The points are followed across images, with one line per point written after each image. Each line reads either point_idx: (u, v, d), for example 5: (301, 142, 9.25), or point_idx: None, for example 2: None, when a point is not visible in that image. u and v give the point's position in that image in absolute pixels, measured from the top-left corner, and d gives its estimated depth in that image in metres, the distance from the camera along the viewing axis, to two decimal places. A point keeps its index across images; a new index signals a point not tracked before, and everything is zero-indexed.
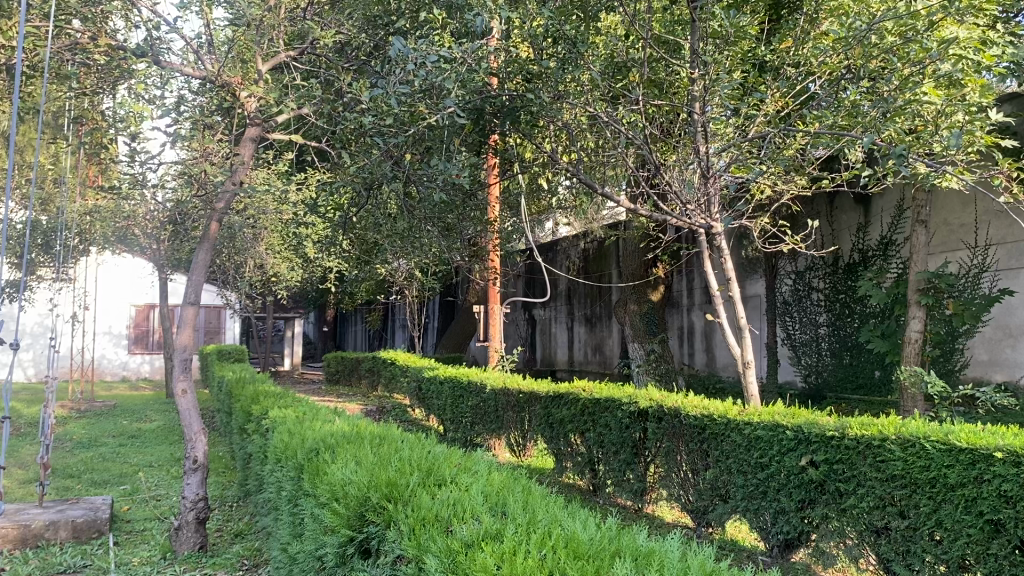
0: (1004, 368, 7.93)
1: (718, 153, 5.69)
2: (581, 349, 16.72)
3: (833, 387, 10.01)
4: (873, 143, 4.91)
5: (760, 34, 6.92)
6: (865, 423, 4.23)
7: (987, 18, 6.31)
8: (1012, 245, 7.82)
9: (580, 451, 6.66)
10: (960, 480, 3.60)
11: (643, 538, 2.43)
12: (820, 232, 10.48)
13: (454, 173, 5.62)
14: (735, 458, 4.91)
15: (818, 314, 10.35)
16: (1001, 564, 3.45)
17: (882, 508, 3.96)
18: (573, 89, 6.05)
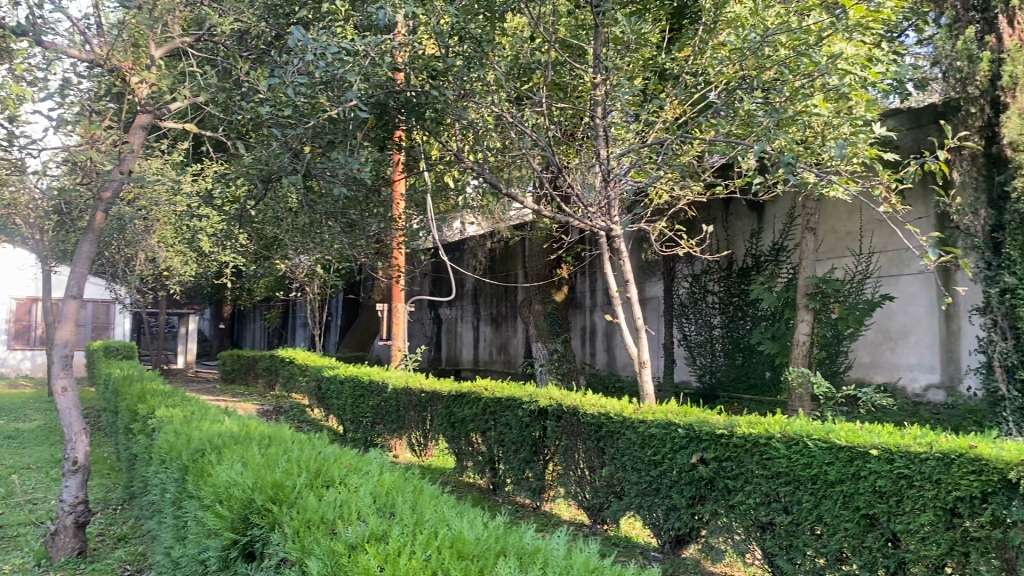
0: (884, 369, 8.36)
1: (619, 157, 5.80)
2: (486, 349, 16.77)
3: (726, 387, 10.33)
4: (765, 151, 5.10)
5: (661, 42, 7.06)
6: (753, 421, 4.38)
7: (873, 36, 6.61)
8: (893, 253, 8.24)
9: (480, 450, 6.67)
10: (840, 476, 3.75)
11: (530, 537, 2.44)
12: (716, 237, 10.80)
13: (355, 167, 5.54)
14: (630, 456, 5.00)
15: (713, 316, 10.64)
16: (875, 556, 3.61)
17: (767, 504, 4.10)
18: (478, 88, 5.99)
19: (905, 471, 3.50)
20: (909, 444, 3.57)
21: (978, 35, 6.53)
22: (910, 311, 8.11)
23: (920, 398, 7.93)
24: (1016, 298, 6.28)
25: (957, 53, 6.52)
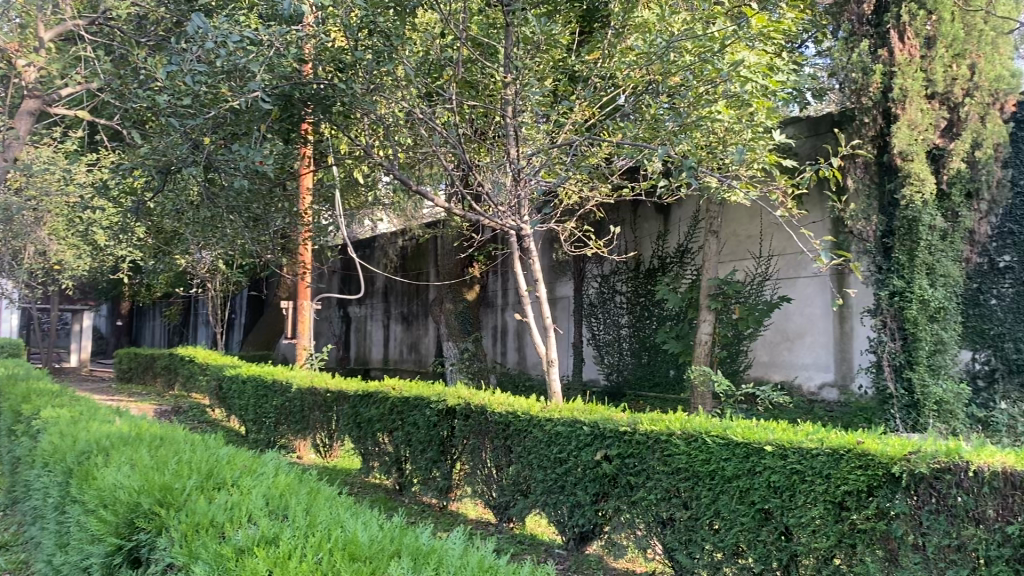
0: (781, 368, 8.65)
1: (529, 157, 5.83)
2: (396, 348, 16.63)
3: (632, 385, 10.51)
4: (668, 155, 5.24)
5: (571, 44, 7.12)
6: (656, 418, 4.47)
7: (776, 46, 6.81)
8: (791, 256, 8.53)
9: (387, 451, 6.60)
10: (736, 472, 3.85)
11: (426, 537, 2.42)
12: (624, 238, 10.96)
13: (257, 160, 5.40)
14: (536, 454, 5.03)
15: (620, 315, 10.80)
16: (768, 549, 3.72)
17: (668, 499, 4.18)
18: (388, 83, 5.89)
19: (797, 467, 3.61)
20: (801, 441, 3.69)
21: (872, 48, 6.82)
22: (807, 312, 8.41)
23: (815, 396, 8.24)
24: (903, 300, 6.58)
25: (852, 65, 6.81)
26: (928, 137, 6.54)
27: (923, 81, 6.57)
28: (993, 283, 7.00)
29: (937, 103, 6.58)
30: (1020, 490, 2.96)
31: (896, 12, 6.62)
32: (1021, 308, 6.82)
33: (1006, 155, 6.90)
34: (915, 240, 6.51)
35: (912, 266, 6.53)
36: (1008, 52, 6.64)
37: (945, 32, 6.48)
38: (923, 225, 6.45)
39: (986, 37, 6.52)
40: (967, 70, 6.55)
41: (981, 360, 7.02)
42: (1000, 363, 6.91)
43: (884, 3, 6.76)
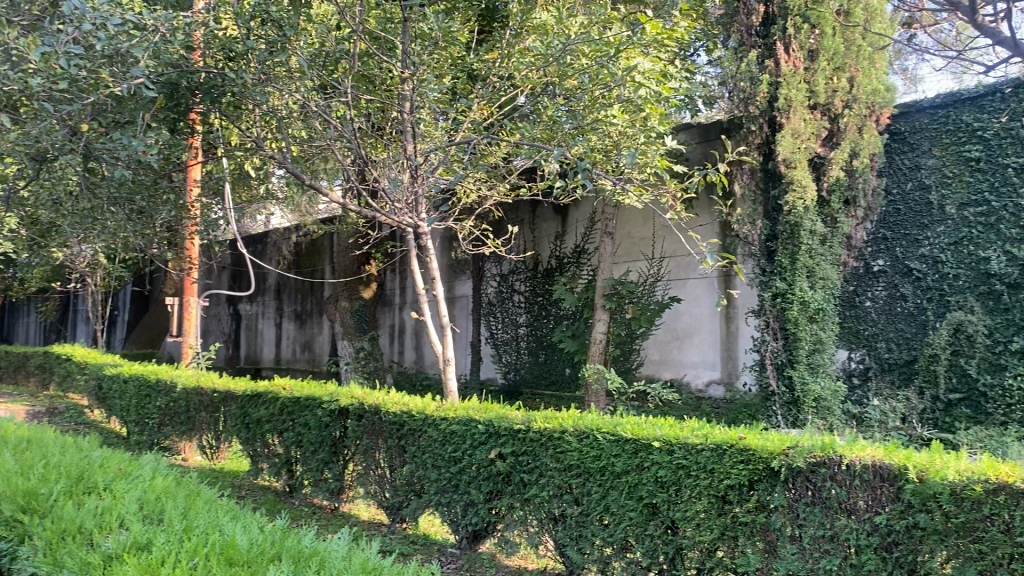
0: (672, 367, 8.89)
1: (425, 153, 5.77)
2: (289, 347, 16.27)
3: (529, 384, 10.60)
4: (564, 155, 5.28)
5: (470, 43, 7.11)
6: (549, 416, 4.51)
7: (669, 53, 6.98)
8: (682, 258, 8.77)
9: (277, 452, 6.43)
10: (625, 467, 3.92)
11: (306, 541, 2.48)
12: (522, 238, 11.02)
13: (140, 149, 5.17)
14: (430, 453, 5.00)
15: (518, 314, 10.86)
16: (655, 543, 3.81)
17: (560, 496, 4.23)
18: (281, 74, 5.80)
19: (683, 462, 3.70)
20: (687, 437, 3.79)
21: (759, 58, 7.05)
22: (696, 312, 8.65)
23: (702, 393, 8.51)
24: (786, 301, 6.86)
25: (740, 74, 7.03)
26: (810, 146, 6.82)
27: (806, 92, 6.84)
28: (868, 286, 7.40)
29: (819, 114, 6.87)
30: (886, 482, 3.12)
31: (782, 25, 6.86)
32: (892, 310, 7.22)
33: (880, 165, 7.32)
34: (796, 244, 6.81)
35: (794, 269, 6.82)
36: (884, 67, 7.00)
37: (826, 46, 6.77)
38: (804, 230, 6.75)
39: (864, 52, 6.84)
40: (846, 83, 6.86)
41: (857, 359, 7.40)
42: (873, 362, 7.30)
43: (771, 15, 6.99)
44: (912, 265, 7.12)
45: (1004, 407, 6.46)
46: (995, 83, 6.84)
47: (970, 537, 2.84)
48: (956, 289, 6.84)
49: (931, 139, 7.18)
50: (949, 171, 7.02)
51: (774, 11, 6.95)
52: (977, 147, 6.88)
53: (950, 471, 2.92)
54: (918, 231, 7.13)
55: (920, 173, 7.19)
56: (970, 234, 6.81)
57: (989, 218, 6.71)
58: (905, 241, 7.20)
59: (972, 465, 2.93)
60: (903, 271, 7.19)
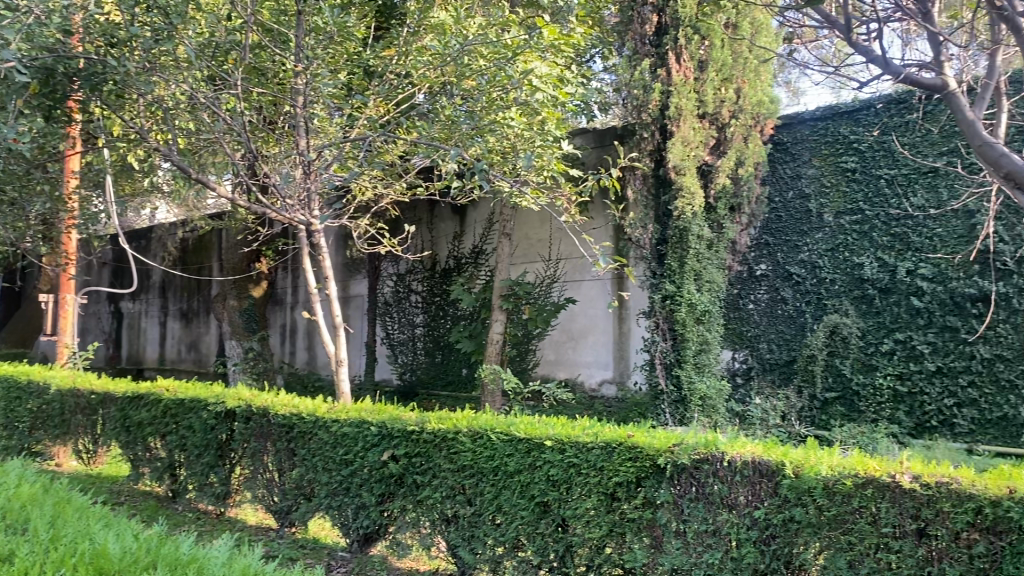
0: (566, 367, 9.02)
1: (319, 150, 5.65)
2: (174, 347, 15.68)
3: (425, 384, 10.55)
4: (461, 156, 5.24)
5: (367, 38, 7.00)
6: (443, 417, 4.49)
7: (566, 57, 7.06)
8: (577, 260, 8.91)
9: (159, 456, 6.18)
10: (518, 467, 3.95)
11: (181, 549, 2.71)
12: (419, 237, 10.95)
13: (11, 138, 4.89)
14: (321, 456, 4.91)
15: (415, 314, 10.79)
16: (546, 541, 3.85)
17: (453, 497, 4.23)
18: (168, 64, 5.57)
19: (574, 460, 3.75)
20: (578, 435, 3.84)
21: (652, 67, 7.12)
22: (591, 313, 8.81)
23: (596, 393, 8.68)
24: (675, 303, 7.04)
25: (634, 83, 7.08)
26: (698, 154, 7.03)
27: (696, 102, 6.99)
28: (751, 289, 7.70)
29: (707, 123, 7.09)
30: (765, 478, 3.25)
31: (674, 35, 6.95)
32: (774, 312, 7.54)
33: (765, 174, 7.63)
34: (685, 248, 7.01)
35: (683, 272, 7.02)
36: (768, 79, 7.28)
37: (715, 57, 6.95)
38: (692, 235, 6.96)
39: (750, 64, 7.08)
40: (734, 94, 7.10)
41: (740, 359, 7.69)
42: (756, 362, 7.59)
43: (664, 25, 7.08)
44: (792, 269, 7.44)
45: (874, 405, 6.85)
46: (870, 98, 7.25)
47: (841, 529, 2.99)
48: (832, 293, 7.20)
49: (811, 150, 7.53)
50: (827, 181, 7.38)
51: (667, 20, 7.02)
52: (853, 159, 7.26)
53: (823, 466, 3.07)
54: (798, 237, 7.46)
55: (801, 182, 7.53)
56: (846, 240, 7.17)
57: (863, 226, 7.09)
58: (786, 246, 7.53)
59: (843, 460, 3.09)
60: (784, 275, 7.51)
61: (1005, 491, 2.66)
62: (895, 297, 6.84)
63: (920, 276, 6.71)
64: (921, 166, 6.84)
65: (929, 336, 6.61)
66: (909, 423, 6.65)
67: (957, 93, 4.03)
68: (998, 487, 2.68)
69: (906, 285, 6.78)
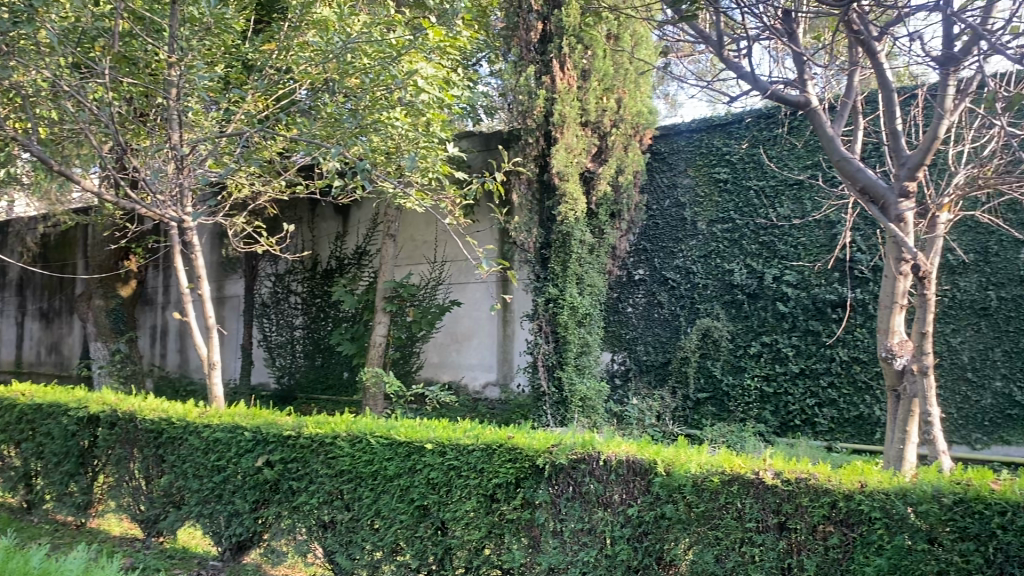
0: (450, 369, 9.02)
1: (192, 145, 5.43)
2: (33, 349, 14.77)
3: (304, 388, 10.33)
4: (343, 155, 5.13)
5: (247, 31, 6.81)
6: (321, 421, 4.41)
7: (452, 60, 7.07)
8: (461, 264, 8.92)
9: (13, 465, 5.79)
10: (397, 471, 3.92)
11: (36, 563, 2.83)
12: (299, 237, 10.71)
13: None
14: (191, 462, 4.73)
15: (294, 316, 10.55)
16: (425, 545, 3.83)
17: (330, 503, 4.15)
18: (28, 48, 5.25)
19: (454, 463, 3.75)
20: (458, 438, 3.84)
21: (537, 74, 7.12)
22: (475, 315, 8.85)
23: (479, 395, 8.73)
24: (557, 306, 7.15)
25: (519, 88, 7.08)
26: (581, 160, 7.13)
27: (578, 110, 7.07)
28: (629, 293, 7.93)
29: (590, 131, 7.22)
30: (639, 477, 3.35)
31: (559, 43, 6.97)
32: (651, 316, 7.78)
33: (643, 183, 7.88)
34: (568, 253, 7.13)
35: (565, 276, 7.13)
36: (647, 90, 7.52)
37: (598, 67, 7.07)
38: (575, 239, 7.08)
39: (630, 76, 7.28)
40: (615, 104, 7.29)
41: (619, 361, 7.90)
42: (633, 363, 7.81)
43: (549, 33, 7.08)
44: (668, 275, 7.70)
45: (743, 405, 7.17)
46: (740, 112, 7.59)
47: (708, 525, 3.11)
48: (705, 298, 7.49)
49: (686, 160, 7.83)
50: (701, 191, 7.69)
51: (551, 29, 7.02)
52: (725, 170, 7.58)
53: (693, 464, 3.18)
54: (674, 244, 7.73)
55: (677, 192, 7.82)
56: (718, 248, 7.48)
57: (734, 234, 7.41)
58: (662, 252, 7.79)
59: (711, 459, 3.22)
60: (661, 280, 7.77)
61: (857, 485, 2.84)
62: (763, 302, 7.18)
63: (785, 282, 7.06)
64: (787, 179, 7.20)
65: (793, 339, 6.96)
66: (775, 421, 7.00)
67: (818, 111, 4.28)
68: (851, 482, 2.86)
69: (773, 291, 7.12)
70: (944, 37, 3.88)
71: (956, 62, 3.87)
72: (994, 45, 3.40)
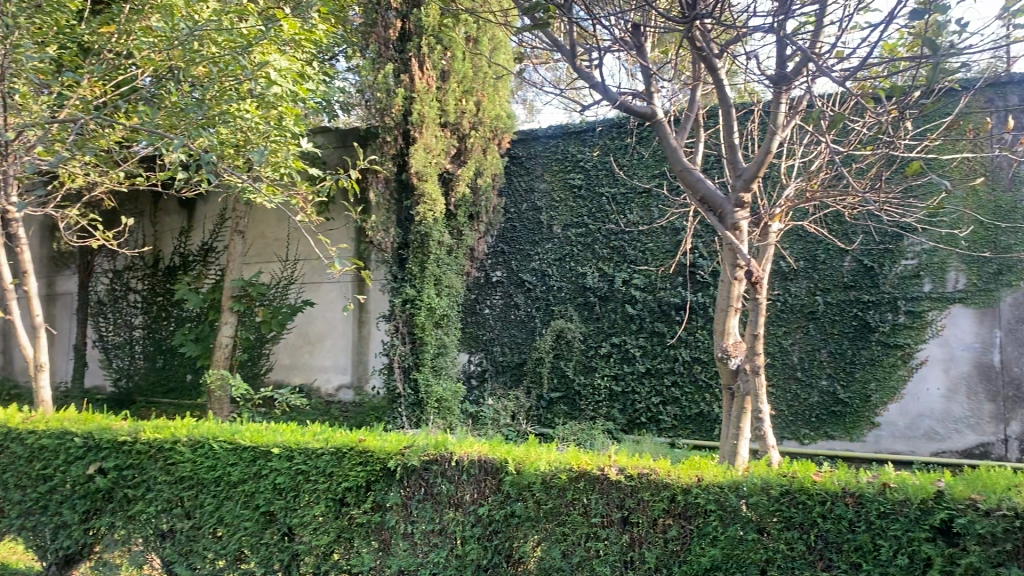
0: (301, 371, 8.81)
1: (18, 130, 5.02)
2: None
3: (143, 391, 9.79)
4: (187, 147, 4.90)
5: (84, 12, 6.37)
6: (159, 426, 4.19)
7: (307, 54, 6.89)
8: (314, 263, 8.73)
9: None
10: (242, 476, 3.78)
11: None
12: (140, 231, 10.15)
13: None
14: (13, 472, 4.39)
15: (133, 315, 10.00)
16: (270, 551, 3.71)
17: (168, 511, 3.95)
18: None
19: (302, 467, 3.65)
20: (307, 441, 3.75)
21: (396, 72, 6.91)
22: (328, 316, 8.68)
23: (331, 397, 8.56)
24: (414, 307, 7.09)
25: (376, 85, 6.85)
26: (439, 161, 7.06)
27: (437, 110, 6.99)
28: (486, 295, 8.00)
29: (449, 132, 7.18)
30: (490, 476, 3.38)
31: (417, 43, 6.83)
32: (507, 317, 7.89)
33: (501, 185, 7.97)
34: (426, 254, 7.08)
35: (423, 277, 7.07)
36: (504, 95, 7.62)
37: (457, 69, 7.04)
38: (433, 240, 7.04)
39: (488, 80, 7.33)
40: (474, 106, 7.33)
41: (475, 362, 7.95)
42: (489, 364, 7.88)
43: (408, 32, 6.91)
44: (524, 277, 7.83)
45: (593, 404, 7.37)
46: (592, 121, 7.80)
47: (556, 521, 3.18)
48: (559, 300, 7.67)
49: (543, 165, 7.99)
50: (556, 196, 7.86)
51: (411, 27, 6.87)
52: (578, 176, 7.78)
53: (542, 462, 3.24)
54: (530, 247, 7.87)
55: (533, 196, 7.97)
56: (572, 251, 7.67)
57: (587, 239, 7.63)
58: (519, 255, 7.91)
59: (560, 457, 3.29)
60: (517, 282, 7.89)
61: (694, 479, 2.98)
62: (613, 304, 7.41)
63: (633, 285, 7.32)
64: (636, 187, 7.47)
65: (640, 340, 7.23)
66: (623, 419, 7.24)
67: (662, 122, 4.46)
68: (688, 476, 2.99)
69: (622, 294, 7.37)
70: (778, 57, 4.11)
71: (787, 81, 4.12)
72: (821, 68, 3.63)
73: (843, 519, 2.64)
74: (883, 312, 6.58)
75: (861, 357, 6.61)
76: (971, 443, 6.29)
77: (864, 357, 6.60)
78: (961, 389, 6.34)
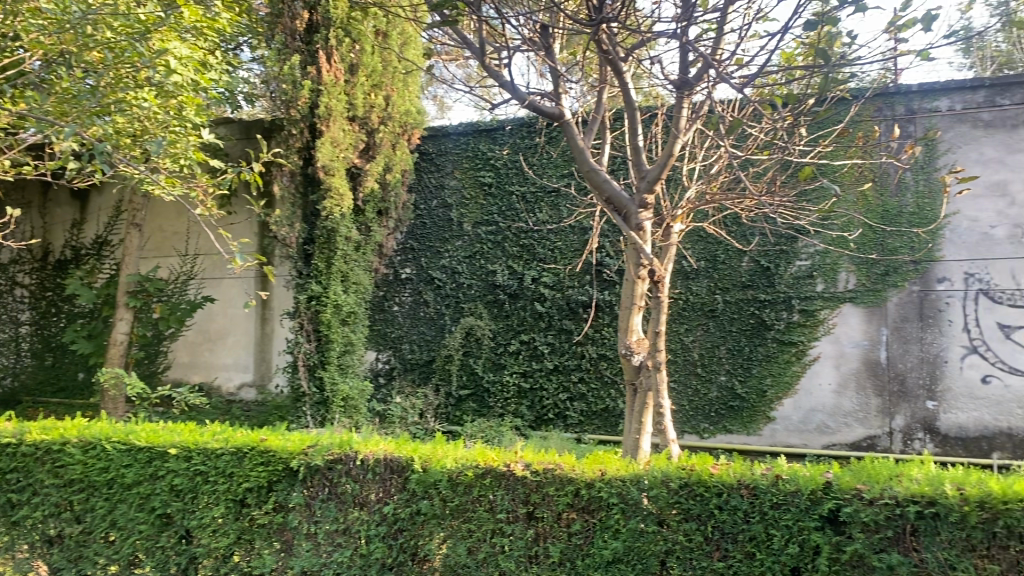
0: (201, 369, 8.56)
1: None
2: None
3: (30, 391, 9.32)
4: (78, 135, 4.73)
5: None
6: (47, 427, 4.01)
7: (210, 42, 6.69)
8: (216, 258, 8.50)
9: None
10: (137, 478, 3.65)
11: None
12: (27, 222, 9.66)
13: None
14: None
15: (19, 311, 9.51)
16: (166, 555, 3.60)
17: (56, 516, 3.78)
18: None
19: (201, 468, 3.56)
20: (206, 441, 3.65)
21: (302, 64, 6.78)
22: (229, 313, 8.45)
23: (232, 396, 8.34)
24: (320, 303, 6.98)
25: (282, 76, 6.65)
26: (347, 155, 6.96)
27: (345, 103, 6.88)
28: (395, 292, 7.97)
29: (357, 126, 7.08)
30: (395, 474, 3.36)
31: (325, 35, 6.72)
32: (416, 314, 7.87)
33: (411, 182, 7.94)
34: (332, 250, 6.98)
35: (329, 273, 6.96)
36: (413, 91, 7.58)
37: (365, 63, 6.95)
38: (339, 236, 6.94)
39: (398, 75, 7.27)
40: (383, 101, 7.25)
41: (383, 359, 7.91)
42: (397, 362, 7.85)
43: (315, 23, 6.78)
44: (434, 274, 7.82)
45: (501, 401, 7.42)
46: (503, 119, 7.85)
47: (462, 518, 3.19)
48: (468, 297, 7.68)
49: (453, 163, 7.98)
50: (467, 194, 7.87)
51: (318, 19, 6.75)
52: (488, 174, 7.81)
53: (448, 460, 3.24)
54: (440, 244, 7.86)
55: (443, 193, 7.96)
56: (482, 249, 7.69)
57: (496, 237, 7.66)
58: (428, 252, 7.89)
59: (466, 454, 3.30)
60: (426, 280, 7.87)
61: (597, 473, 3.03)
62: (522, 302, 7.47)
63: (542, 283, 7.39)
64: (546, 186, 7.55)
65: (548, 338, 7.31)
66: (530, 415, 7.31)
67: (568, 122, 4.53)
68: (591, 471, 3.05)
69: (531, 292, 7.43)
70: (681, 62, 4.22)
71: (690, 86, 4.23)
72: (721, 74, 3.74)
73: (738, 510, 2.74)
74: (778, 311, 6.84)
75: (757, 354, 6.86)
76: (860, 435, 6.58)
77: (761, 354, 6.85)
78: (850, 384, 6.64)
